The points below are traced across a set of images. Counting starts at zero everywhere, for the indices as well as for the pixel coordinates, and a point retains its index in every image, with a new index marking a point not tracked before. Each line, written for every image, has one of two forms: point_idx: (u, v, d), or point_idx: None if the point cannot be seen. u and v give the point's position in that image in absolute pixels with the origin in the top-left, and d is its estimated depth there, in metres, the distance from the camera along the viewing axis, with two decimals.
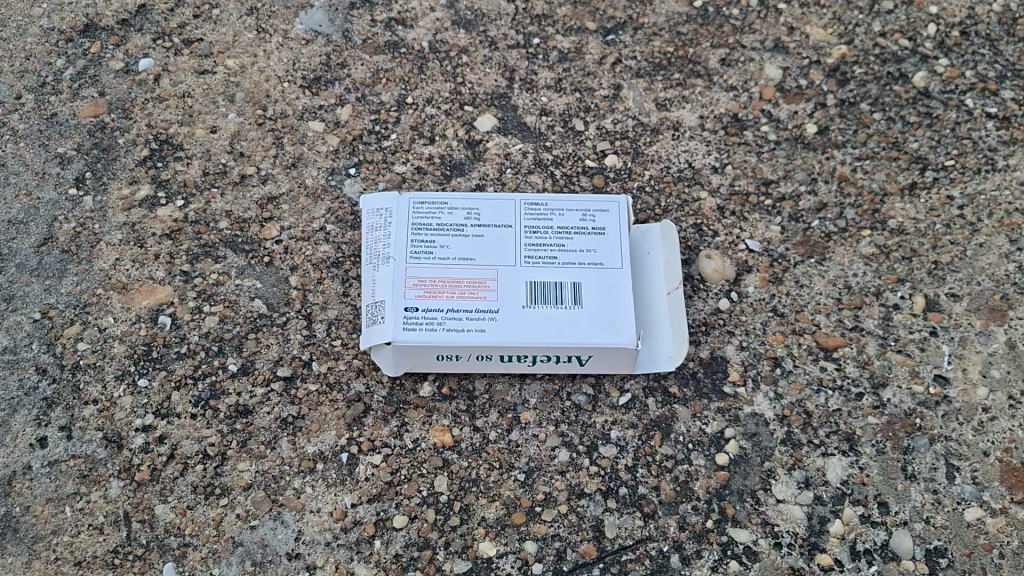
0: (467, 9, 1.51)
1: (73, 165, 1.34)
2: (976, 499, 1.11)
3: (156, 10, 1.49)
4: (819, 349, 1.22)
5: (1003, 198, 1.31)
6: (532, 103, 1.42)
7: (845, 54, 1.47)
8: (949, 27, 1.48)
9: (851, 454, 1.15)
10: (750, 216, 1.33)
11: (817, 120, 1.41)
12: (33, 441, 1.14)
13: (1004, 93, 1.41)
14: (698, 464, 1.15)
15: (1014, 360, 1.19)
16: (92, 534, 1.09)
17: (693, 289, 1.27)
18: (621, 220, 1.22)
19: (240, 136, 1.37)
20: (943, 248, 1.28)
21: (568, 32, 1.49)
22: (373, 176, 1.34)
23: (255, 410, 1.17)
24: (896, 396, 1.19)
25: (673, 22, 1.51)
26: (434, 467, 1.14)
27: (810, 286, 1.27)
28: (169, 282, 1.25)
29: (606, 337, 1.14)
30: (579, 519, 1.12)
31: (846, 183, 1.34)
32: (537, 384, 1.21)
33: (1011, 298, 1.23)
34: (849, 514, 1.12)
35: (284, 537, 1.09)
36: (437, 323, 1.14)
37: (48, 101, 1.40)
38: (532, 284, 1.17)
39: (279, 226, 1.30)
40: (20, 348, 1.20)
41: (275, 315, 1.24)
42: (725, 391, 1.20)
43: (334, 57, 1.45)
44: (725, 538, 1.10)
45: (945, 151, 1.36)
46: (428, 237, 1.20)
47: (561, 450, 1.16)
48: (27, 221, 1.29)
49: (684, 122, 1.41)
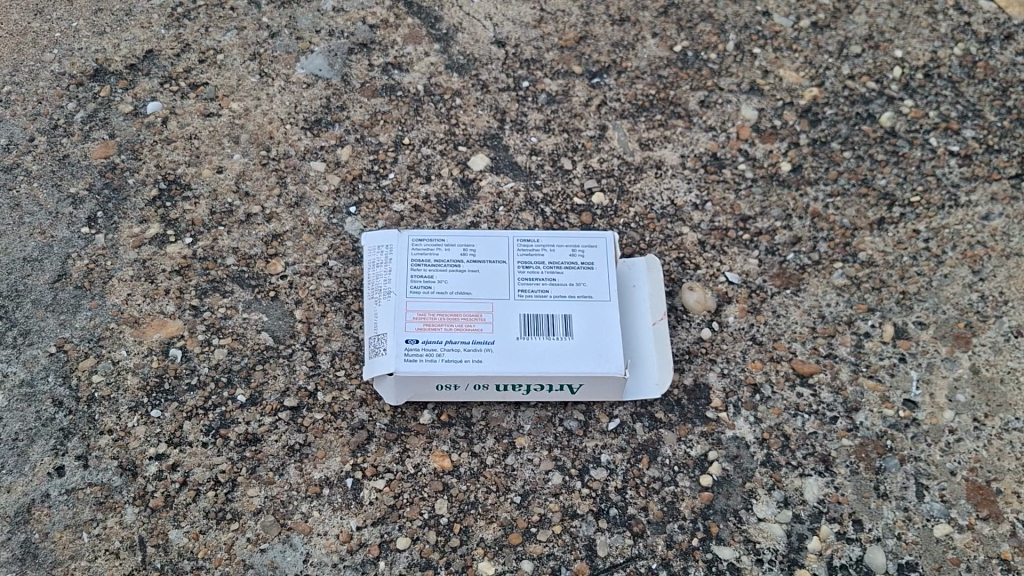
0: (459, 53, 1.59)
1: (85, 205, 1.40)
2: (944, 516, 1.19)
3: (163, 55, 1.56)
4: (795, 375, 1.30)
5: (965, 232, 1.40)
6: (523, 143, 1.50)
7: (816, 95, 1.56)
8: (914, 70, 1.58)
9: (826, 474, 1.23)
10: (729, 250, 1.41)
11: (792, 158, 1.49)
12: (51, 470, 1.19)
13: (965, 132, 1.50)
14: (684, 485, 1.22)
15: (978, 385, 1.28)
16: (109, 559, 1.14)
17: (677, 319, 1.35)
18: (608, 255, 1.30)
19: (245, 177, 1.44)
20: (911, 279, 1.37)
21: (555, 75, 1.57)
22: (372, 214, 1.41)
23: (263, 438, 1.23)
24: (868, 419, 1.26)
25: (655, 66, 1.59)
26: (435, 491, 1.21)
27: (786, 316, 1.35)
28: (179, 316, 1.31)
29: (596, 365, 1.21)
30: (572, 539, 1.18)
31: (819, 219, 1.43)
32: (530, 411, 1.27)
33: (974, 326, 1.32)
34: (826, 532, 1.19)
35: (293, 559, 1.15)
36: (437, 354, 1.21)
37: (60, 143, 1.46)
38: (526, 317, 1.24)
39: (283, 262, 1.37)
40: (37, 380, 1.25)
41: (282, 348, 1.30)
42: (708, 416, 1.27)
43: (333, 100, 1.52)
44: (710, 555, 1.17)
45: (911, 187, 1.45)
46: (427, 273, 1.27)
47: (555, 473, 1.23)
48: (42, 259, 1.35)
49: (667, 161, 1.49)
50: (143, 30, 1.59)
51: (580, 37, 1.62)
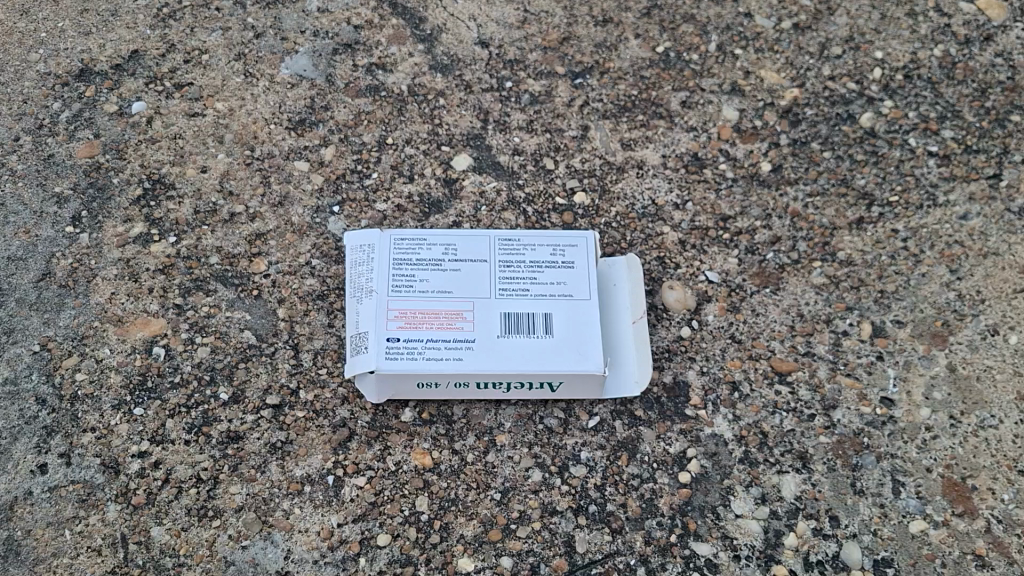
0: (443, 54, 1.60)
1: (70, 204, 1.41)
2: (920, 512, 1.20)
3: (149, 55, 1.57)
4: (773, 373, 1.31)
5: (943, 232, 1.41)
6: (506, 143, 1.51)
7: (797, 96, 1.57)
8: (894, 71, 1.59)
9: (804, 471, 1.24)
10: (709, 249, 1.42)
11: (772, 158, 1.50)
12: (34, 468, 1.20)
13: (944, 132, 1.52)
14: (663, 482, 1.23)
15: (954, 382, 1.29)
16: (91, 556, 1.15)
17: (657, 318, 1.36)
18: (588, 254, 1.31)
19: (229, 176, 1.45)
20: (888, 278, 1.38)
21: (539, 76, 1.58)
22: (355, 214, 1.42)
23: (245, 436, 1.24)
24: (845, 417, 1.28)
25: (638, 67, 1.60)
26: (415, 488, 1.22)
27: (765, 314, 1.36)
28: (162, 314, 1.32)
29: (575, 363, 1.22)
30: (551, 535, 1.19)
31: (798, 218, 1.44)
32: (511, 409, 1.29)
33: (951, 324, 1.34)
34: (802, 528, 1.20)
35: (274, 555, 1.16)
36: (417, 352, 1.22)
37: (45, 143, 1.47)
38: (507, 315, 1.26)
39: (267, 261, 1.38)
40: (20, 379, 1.26)
41: (264, 346, 1.31)
42: (686, 414, 1.28)
43: (318, 100, 1.53)
44: (688, 551, 1.19)
45: (890, 187, 1.46)
46: (409, 272, 1.28)
47: (535, 470, 1.24)
48: (26, 258, 1.36)
49: (648, 161, 1.50)
50: (129, 30, 1.59)
51: (564, 38, 1.63)
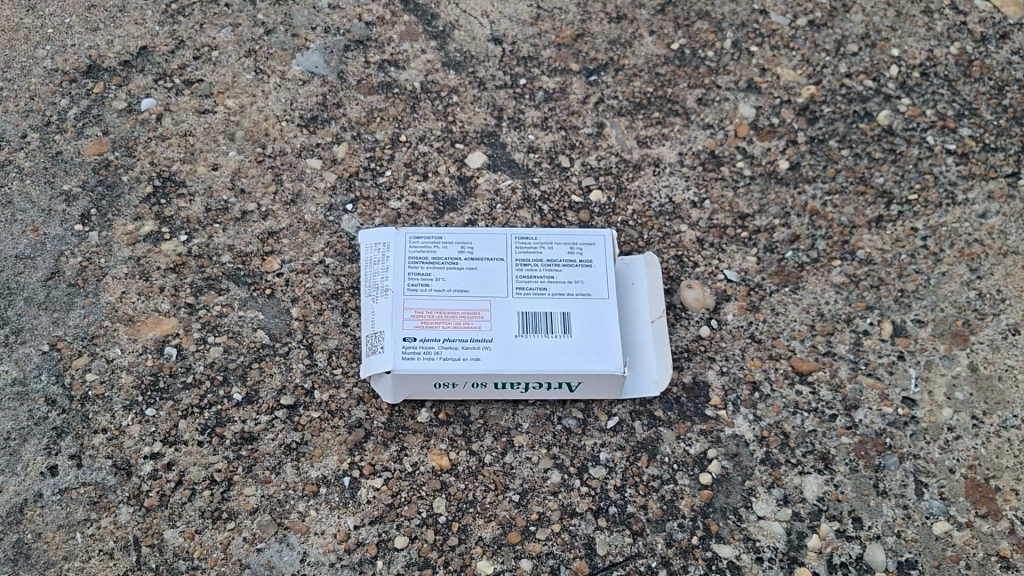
0: (456, 51, 1.58)
1: (78, 202, 1.39)
2: (944, 513, 1.19)
3: (158, 52, 1.55)
4: (794, 373, 1.30)
5: (963, 230, 1.40)
6: (520, 141, 1.49)
7: (814, 94, 1.55)
8: (910, 69, 1.58)
9: (826, 472, 1.22)
10: (728, 248, 1.40)
11: (789, 156, 1.49)
12: (44, 469, 1.18)
13: (962, 130, 1.50)
14: (683, 483, 1.22)
15: (977, 382, 1.28)
16: (102, 559, 1.13)
17: (675, 318, 1.34)
18: (606, 252, 1.29)
19: (240, 174, 1.43)
20: (908, 277, 1.37)
21: (553, 73, 1.57)
22: (369, 212, 1.41)
23: (260, 437, 1.22)
24: (867, 417, 1.26)
25: (652, 64, 1.58)
26: (433, 489, 1.20)
27: (785, 313, 1.34)
28: (174, 314, 1.30)
29: (594, 363, 1.21)
30: (571, 537, 1.18)
31: (817, 217, 1.43)
32: (529, 409, 1.27)
33: (972, 323, 1.32)
34: (825, 529, 1.19)
35: (289, 558, 1.14)
36: (434, 352, 1.20)
37: (53, 140, 1.45)
38: (524, 315, 1.24)
39: (280, 259, 1.36)
40: (29, 379, 1.24)
41: (278, 346, 1.29)
42: (706, 414, 1.27)
43: (330, 97, 1.52)
44: (710, 554, 1.17)
45: (909, 185, 1.45)
46: (425, 271, 1.26)
47: (554, 471, 1.22)
48: (34, 256, 1.34)
49: (665, 158, 1.48)
50: (137, 27, 1.57)
51: (578, 35, 1.61)
